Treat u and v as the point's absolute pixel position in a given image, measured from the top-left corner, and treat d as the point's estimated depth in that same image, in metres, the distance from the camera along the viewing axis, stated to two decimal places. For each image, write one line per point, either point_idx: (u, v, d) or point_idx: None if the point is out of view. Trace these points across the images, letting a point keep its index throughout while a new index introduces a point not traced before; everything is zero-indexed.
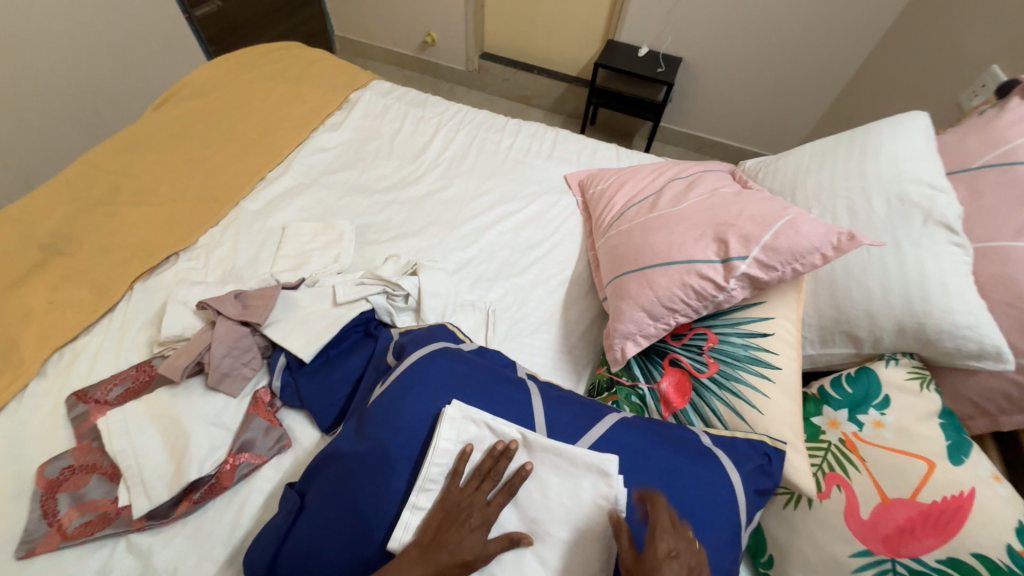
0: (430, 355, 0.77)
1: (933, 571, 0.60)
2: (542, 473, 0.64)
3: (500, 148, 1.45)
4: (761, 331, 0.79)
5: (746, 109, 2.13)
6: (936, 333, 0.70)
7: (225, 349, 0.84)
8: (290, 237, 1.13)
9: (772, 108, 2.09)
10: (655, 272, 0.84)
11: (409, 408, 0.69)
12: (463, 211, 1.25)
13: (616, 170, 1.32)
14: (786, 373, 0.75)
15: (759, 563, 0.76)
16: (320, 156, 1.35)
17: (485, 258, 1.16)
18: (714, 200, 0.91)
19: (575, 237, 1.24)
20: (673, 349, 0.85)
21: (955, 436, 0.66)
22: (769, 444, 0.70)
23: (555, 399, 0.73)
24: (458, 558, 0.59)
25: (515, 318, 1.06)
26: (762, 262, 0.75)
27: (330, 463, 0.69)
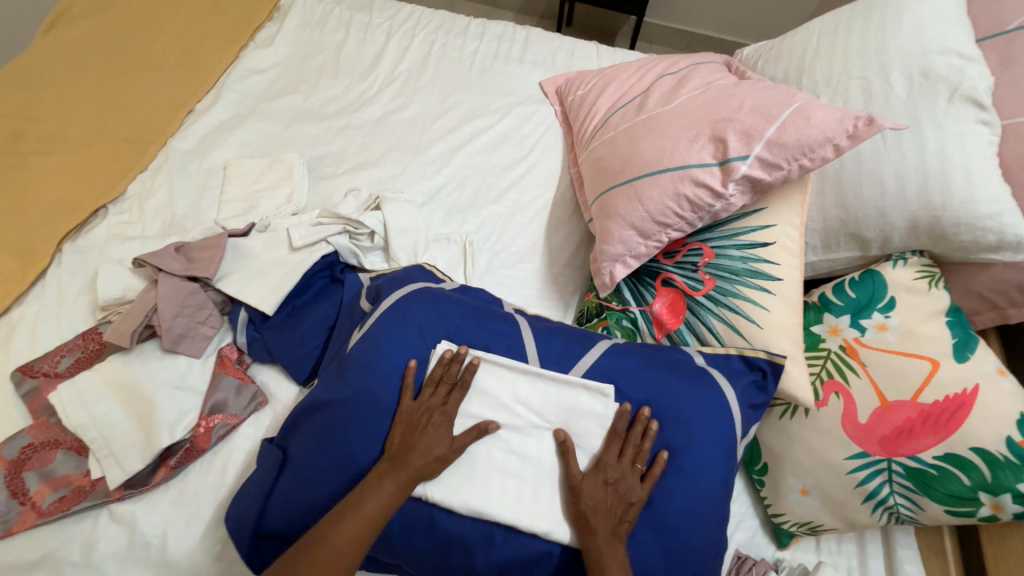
0: (409, 295, 0.69)
1: (928, 467, 0.61)
2: (532, 396, 0.62)
3: (463, 56, 1.26)
4: (761, 240, 0.72)
5: None
6: (952, 227, 0.64)
7: (175, 308, 0.76)
8: (233, 178, 0.99)
9: None
10: (645, 183, 0.74)
11: (390, 351, 0.63)
12: (428, 133, 1.11)
13: (597, 71, 1.16)
14: (788, 284, 0.70)
15: (753, 471, 0.75)
16: (254, 80, 1.16)
17: (457, 185, 1.05)
18: (709, 94, 0.79)
19: (555, 153, 1.12)
20: (666, 268, 0.78)
21: (962, 333, 0.63)
22: (765, 359, 0.66)
23: (544, 330, 0.68)
24: (432, 456, 0.57)
25: (495, 249, 0.97)
26: (766, 160, 0.65)
27: (313, 413, 0.64)
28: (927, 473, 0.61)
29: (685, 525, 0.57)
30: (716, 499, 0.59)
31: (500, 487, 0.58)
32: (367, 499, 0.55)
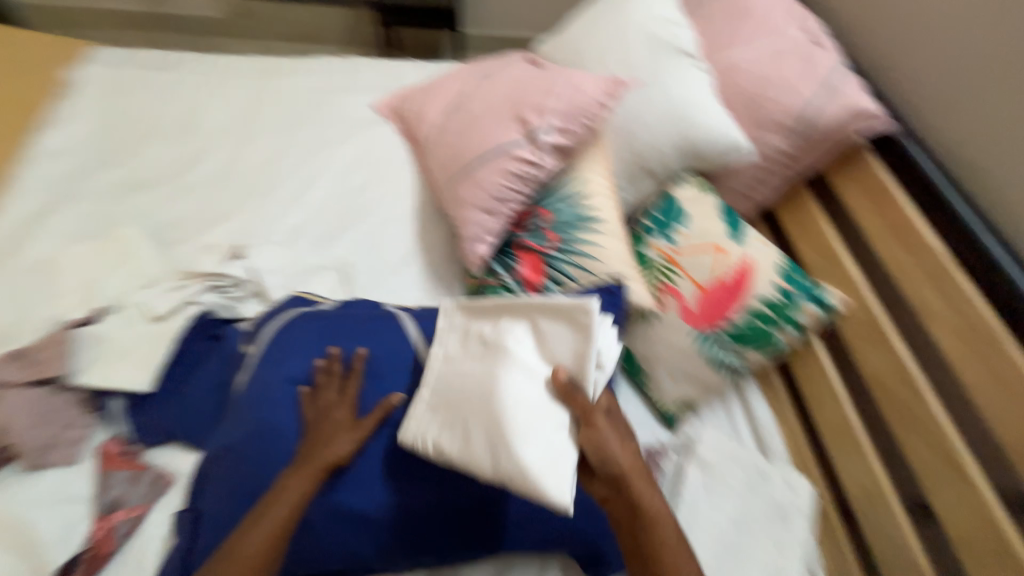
0: (287, 324, 0.72)
1: (740, 326, 0.81)
2: (517, 331, 0.62)
3: (292, 95, 1.28)
4: (581, 191, 0.86)
5: None
6: (699, 142, 0.85)
7: (30, 421, 0.71)
8: (60, 270, 0.91)
9: None
10: (480, 170, 0.86)
11: (275, 375, 0.67)
12: (274, 174, 1.12)
13: (422, 84, 1.26)
14: (610, 221, 0.86)
15: (635, 376, 0.89)
16: (59, 164, 1.06)
17: (319, 216, 1.07)
18: (511, 86, 0.94)
19: (406, 164, 1.19)
20: (520, 236, 0.89)
21: (732, 222, 0.85)
22: (612, 283, 0.81)
23: (426, 314, 0.75)
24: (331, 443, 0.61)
25: (373, 263, 1.02)
26: (562, 128, 0.82)
27: (216, 464, 0.64)
28: (740, 331, 0.81)
29: None
30: None
31: (466, 433, 0.58)
32: (268, 510, 0.56)
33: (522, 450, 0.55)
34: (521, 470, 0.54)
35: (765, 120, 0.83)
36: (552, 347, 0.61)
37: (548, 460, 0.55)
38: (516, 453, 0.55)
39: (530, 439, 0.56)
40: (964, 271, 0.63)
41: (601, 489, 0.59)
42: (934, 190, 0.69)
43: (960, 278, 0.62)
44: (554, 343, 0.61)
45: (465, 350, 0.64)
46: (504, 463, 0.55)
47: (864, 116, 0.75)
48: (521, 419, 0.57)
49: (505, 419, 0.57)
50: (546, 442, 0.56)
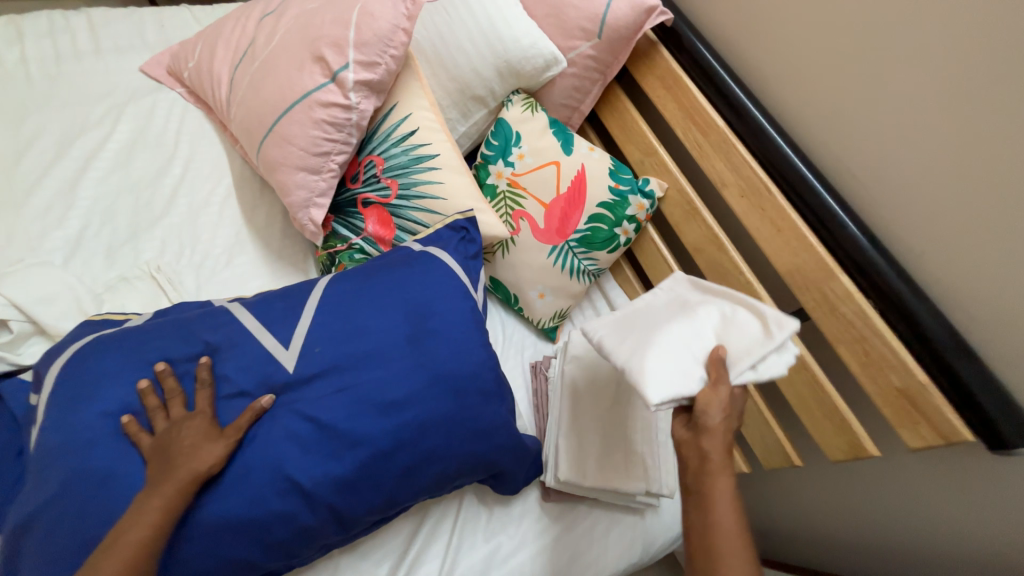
0: (84, 353, 0.58)
1: (588, 232, 0.87)
2: (716, 303, 0.62)
3: (10, 71, 0.97)
4: (409, 130, 0.81)
5: None
6: (518, 63, 0.84)
7: None
8: None
9: None
10: (284, 124, 0.75)
11: (84, 417, 0.54)
12: (17, 178, 0.86)
13: (198, 35, 1.04)
14: (447, 156, 0.82)
15: (513, 306, 0.93)
16: None
17: (101, 220, 0.86)
18: (301, 19, 0.81)
19: (207, 135, 1.00)
20: (358, 192, 0.83)
21: (562, 135, 0.88)
22: (461, 219, 0.79)
23: (266, 297, 0.66)
24: (185, 466, 0.52)
25: (196, 259, 0.87)
26: (363, 61, 0.72)
27: (28, 539, 0.52)
28: (587, 236, 0.87)
29: (454, 367, 0.65)
30: (476, 331, 0.69)
31: (629, 339, 0.58)
32: (103, 563, 0.47)
33: (651, 367, 0.54)
34: (637, 371, 0.54)
35: (573, 28, 0.84)
36: (731, 334, 0.58)
37: (669, 392, 0.53)
38: (649, 357, 0.55)
39: (668, 368, 0.54)
40: (737, 137, 0.76)
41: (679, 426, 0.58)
42: (710, 74, 0.78)
43: (738, 145, 0.74)
44: (733, 330, 0.58)
45: (661, 300, 0.65)
46: (635, 358, 0.55)
47: (653, 11, 0.80)
48: (672, 347, 0.56)
49: (660, 345, 0.56)
50: (677, 378, 0.54)
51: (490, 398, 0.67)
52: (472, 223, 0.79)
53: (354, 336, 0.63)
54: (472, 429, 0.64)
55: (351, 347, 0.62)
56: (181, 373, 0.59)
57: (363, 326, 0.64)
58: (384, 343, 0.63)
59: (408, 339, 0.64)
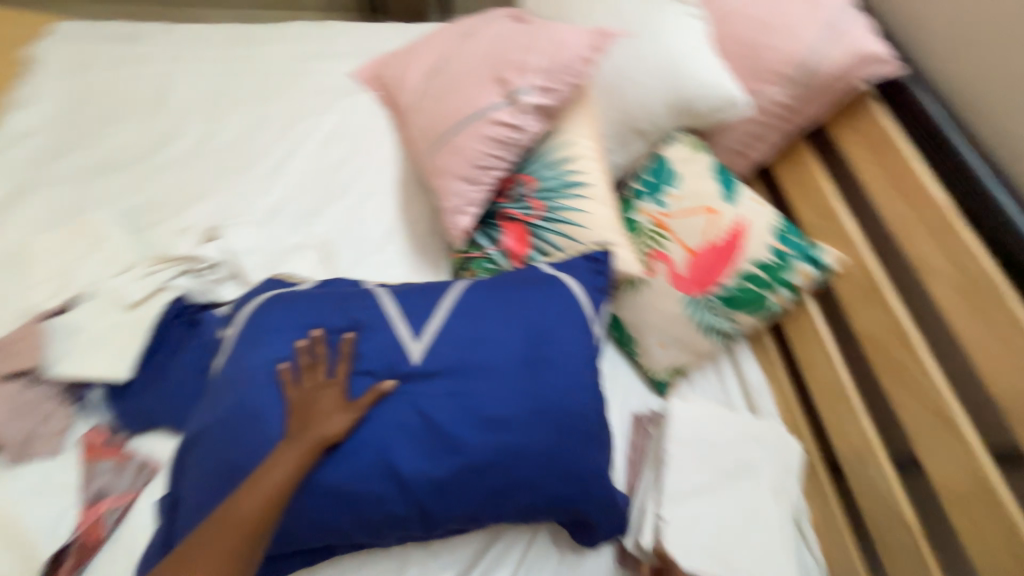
0: (265, 306, 0.69)
1: (733, 291, 0.78)
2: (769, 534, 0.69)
3: (262, 65, 1.22)
4: (565, 155, 0.82)
5: None
6: (694, 100, 0.80)
7: (10, 413, 0.69)
8: (33, 256, 0.87)
9: None
10: (458, 137, 0.82)
11: (255, 359, 0.64)
12: (249, 150, 1.07)
13: (401, 48, 1.19)
14: (597, 186, 0.82)
15: (625, 347, 0.87)
16: (21, 147, 1.01)
17: (296, 195, 1.03)
18: (491, 43, 0.87)
19: (387, 135, 1.14)
20: (503, 206, 0.86)
21: (726, 181, 0.81)
22: (597, 250, 0.78)
23: (409, 289, 0.71)
24: (323, 425, 0.59)
25: (355, 241, 0.98)
26: (542, 86, 0.76)
27: (195, 449, 0.62)
28: (732, 294, 0.78)
29: (563, 401, 0.63)
30: (592, 368, 0.67)
31: (686, 496, 0.71)
32: (247, 495, 0.55)
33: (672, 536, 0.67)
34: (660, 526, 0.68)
35: (763, 71, 0.78)
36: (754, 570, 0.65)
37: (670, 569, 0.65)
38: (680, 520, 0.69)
39: (683, 547, 0.67)
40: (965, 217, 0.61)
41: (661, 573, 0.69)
42: (935, 136, 0.66)
43: (962, 225, 0.60)
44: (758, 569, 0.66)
45: (733, 469, 0.73)
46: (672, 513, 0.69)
47: (870, 57, 0.71)
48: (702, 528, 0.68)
49: (694, 526, 0.69)
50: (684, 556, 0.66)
51: (592, 442, 0.63)
52: (609, 257, 0.77)
53: (477, 345, 0.65)
54: (570, 470, 0.61)
55: (471, 355, 0.64)
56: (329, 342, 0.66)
57: (486, 337, 0.65)
58: (501, 359, 0.64)
59: (524, 360, 0.64)
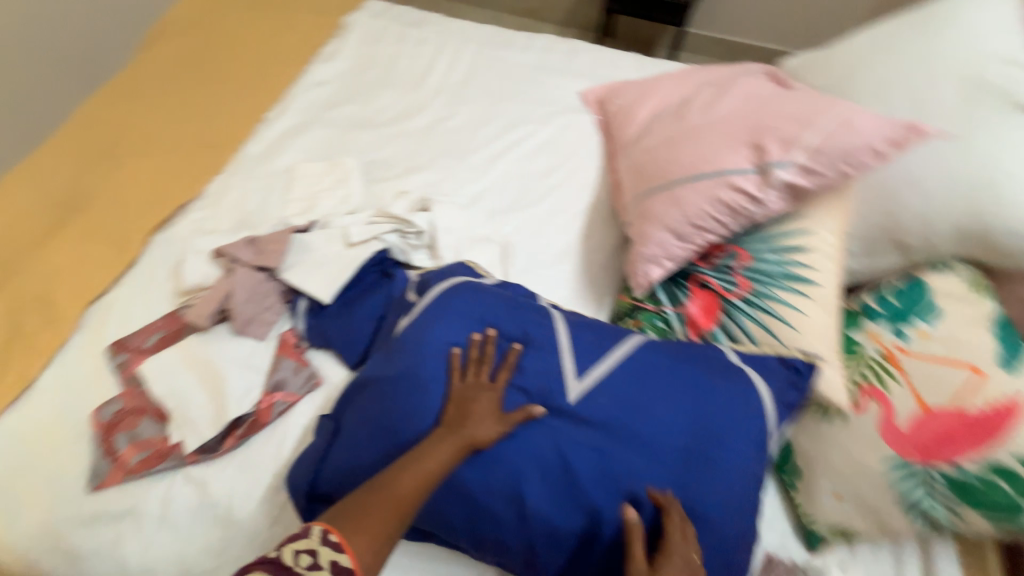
0: (454, 289, 0.75)
1: (974, 480, 0.59)
2: None
3: (507, 67, 1.33)
4: (798, 244, 0.72)
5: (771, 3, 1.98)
6: (1005, 234, 0.64)
7: (246, 294, 0.85)
8: (296, 179, 1.09)
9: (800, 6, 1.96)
10: (684, 188, 0.77)
11: (433, 335, 0.69)
12: (472, 139, 1.18)
13: (639, 81, 1.19)
14: (826, 289, 0.70)
15: (783, 474, 0.73)
16: (318, 90, 1.26)
17: (498, 190, 1.10)
18: (753, 104, 0.82)
19: (594, 159, 1.15)
20: (701, 271, 0.80)
21: (1010, 340, 0.62)
22: (801, 360, 0.68)
23: (585, 321, 0.70)
24: (481, 426, 0.61)
25: (533, 249, 1.01)
26: (807, 167, 0.68)
27: (362, 391, 0.70)
28: (970, 484, 0.59)
29: (713, 510, 0.59)
30: (750, 487, 0.61)
31: None
32: (407, 474, 0.58)
33: None
34: None
35: None
36: None
37: None
38: None
39: None
40: None
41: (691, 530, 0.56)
42: None
43: None
44: None
45: None
46: None
47: None
48: None
49: None
50: None
51: (727, 566, 0.59)
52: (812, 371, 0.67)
53: (638, 413, 0.62)
54: None
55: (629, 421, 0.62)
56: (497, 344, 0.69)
57: (651, 409, 0.62)
58: (661, 439, 0.61)
59: (683, 452, 0.60)
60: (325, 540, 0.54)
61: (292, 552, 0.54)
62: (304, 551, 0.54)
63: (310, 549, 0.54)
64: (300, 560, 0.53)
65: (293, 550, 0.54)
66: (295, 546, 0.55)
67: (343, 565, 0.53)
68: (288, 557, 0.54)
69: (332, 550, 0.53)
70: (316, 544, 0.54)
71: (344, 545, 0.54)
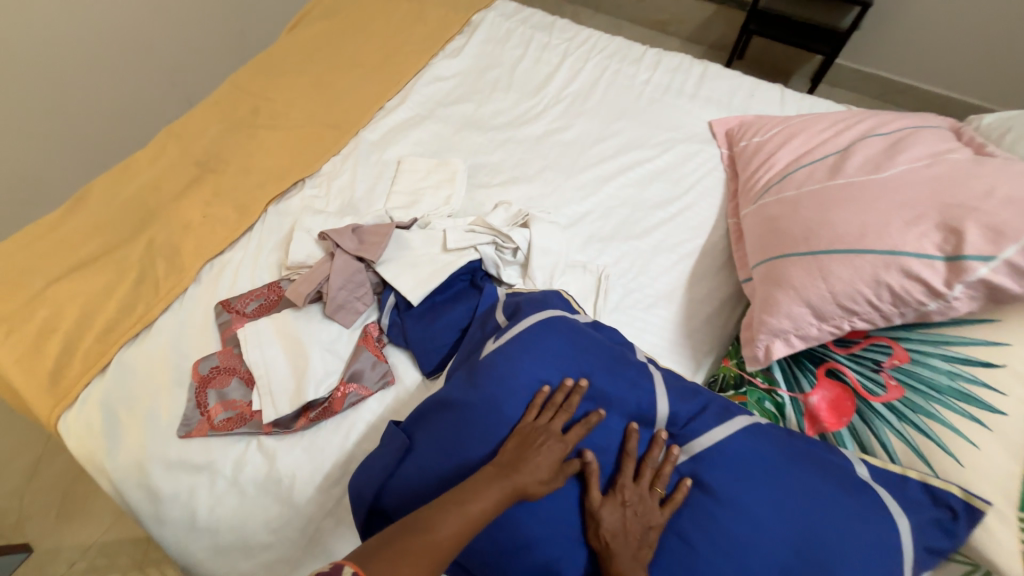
0: (552, 323, 0.72)
1: None
2: None
3: (632, 84, 1.25)
4: (981, 357, 0.59)
5: (953, 40, 1.69)
6: None
7: (341, 281, 0.87)
8: (404, 172, 1.10)
9: (991, 47, 1.66)
10: (835, 259, 0.65)
11: (523, 369, 0.67)
12: (582, 156, 1.12)
13: (782, 118, 1.06)
14: (1016, 422, 0.55)
15: None
16: (438, 85, 1.27)
17: (602, 214, 1.03)
18: (943, 169, 0.67)
19: (714, 198, 1.05)
20: (835, 357, 0.68)
21: None
22: (959, 500, 0.55)
23: (680, 391, 0.70)
24: (537, 476, 0.59)
25: (630, 287, 0.93)
26: (1021, 268, 0.53)
27: (439, 408, 0.68)
28: None
29: None
30: None
31: None
32: (454, 515, 0.55)
33: None
34: None
35: None
36: None
37: None
38: None
39: None
40: None
41: (648, 472, 0.64)
42: None
43: None
44: None
45: None
46: None
47: None
48: None
49: None
50: None
51: None
52: (973, 517, 0.53)
53: (721, 506, 0.60)
54: None
55: (709, 513, 0.60)
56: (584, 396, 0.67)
57: (739, 507, 0.60)
58: (751, 546, 0.57)
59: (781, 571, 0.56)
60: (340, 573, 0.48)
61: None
62: None
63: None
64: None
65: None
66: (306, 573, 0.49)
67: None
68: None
69: None
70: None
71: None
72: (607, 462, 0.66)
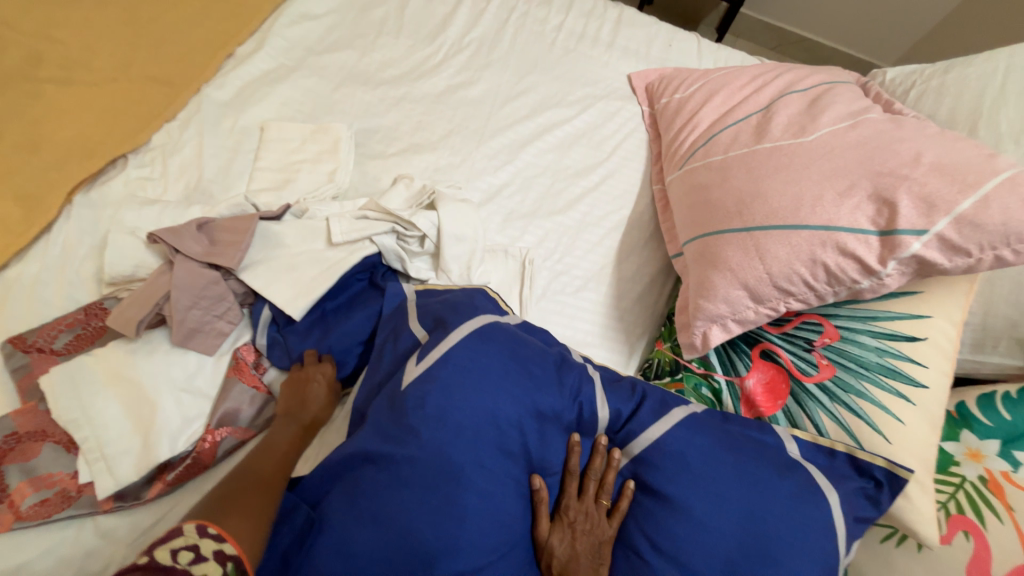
0: (483, 334, 0.60)
1: None
2: None
3: (544, 29, 1.09)
4: (907, 332, 0.60)
5: None
6: None
7: (190, 298, 0.66)
8: (270, 142, 0.87)
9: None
10: (772, 237, 0.60)
11: (468, 401, 0.53)
12: (493, 116, 0.96)
13: (701, 71, 0.99)
14: (933, 394, 0.58)
15: None
16: (307, 26, 1.01)
17: (521, 186, 0.90)
18: (866, 131, 0.63)
19: (637, 162, 0.97)
20: (769, 338, 0.67)
21: None
22: (882, 470, 0.55)
23: (620, 390, 0.63)
24: (313, 410, 0.65)
25: (557, 269, 0.84)
26: (951, 241, 0.51)
27: (358, 464, 0.52)
28: None
29: None
30: None
31: None
32: (262, 457, 0.58)
33: None
34: None
35: None
36: None
37: None
38: None
39: None
40: None
41: (592, 485, 0.58)
42: None
43: None
44: None
45: None
46: None
47: None
48: None
49: None
50: None
51: None
52: (896, 486, 0.54)
53: (666, 512, 0.54)
54: None
55: (655, 519, 0.54)
56: (526, 420, 0.56)
57: (682, 507, 0.54)
58: (700, 552, 0.52)
59: (727, 567, 0.51)
60: (203, 533, 0.48)
61: (167, 551, 0.46)
62: (182, 549, 0.46)
63: (188, 546, 0.47)
64: (179, 558, 0.46)
65: (167, 551, 0.45)
66: (169, 547, 0.46)
67: (230, 553, 0.48)
68: (164, 558, 0.45)
69: (213, 541, 0.48)
70: (194, 539, 0.47)
71: (226, 534, 0.48)
72: (552, 484, 0.58)
